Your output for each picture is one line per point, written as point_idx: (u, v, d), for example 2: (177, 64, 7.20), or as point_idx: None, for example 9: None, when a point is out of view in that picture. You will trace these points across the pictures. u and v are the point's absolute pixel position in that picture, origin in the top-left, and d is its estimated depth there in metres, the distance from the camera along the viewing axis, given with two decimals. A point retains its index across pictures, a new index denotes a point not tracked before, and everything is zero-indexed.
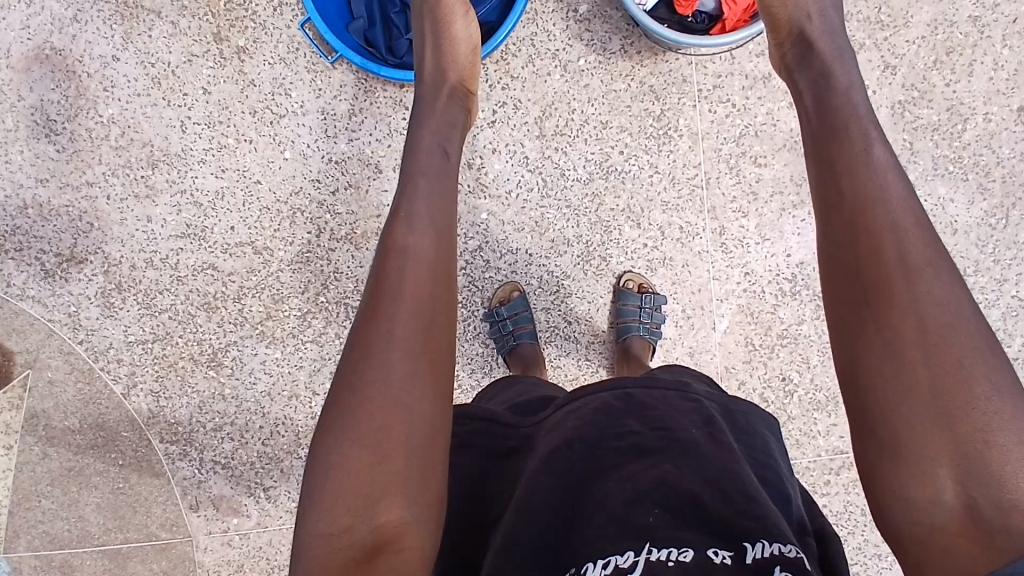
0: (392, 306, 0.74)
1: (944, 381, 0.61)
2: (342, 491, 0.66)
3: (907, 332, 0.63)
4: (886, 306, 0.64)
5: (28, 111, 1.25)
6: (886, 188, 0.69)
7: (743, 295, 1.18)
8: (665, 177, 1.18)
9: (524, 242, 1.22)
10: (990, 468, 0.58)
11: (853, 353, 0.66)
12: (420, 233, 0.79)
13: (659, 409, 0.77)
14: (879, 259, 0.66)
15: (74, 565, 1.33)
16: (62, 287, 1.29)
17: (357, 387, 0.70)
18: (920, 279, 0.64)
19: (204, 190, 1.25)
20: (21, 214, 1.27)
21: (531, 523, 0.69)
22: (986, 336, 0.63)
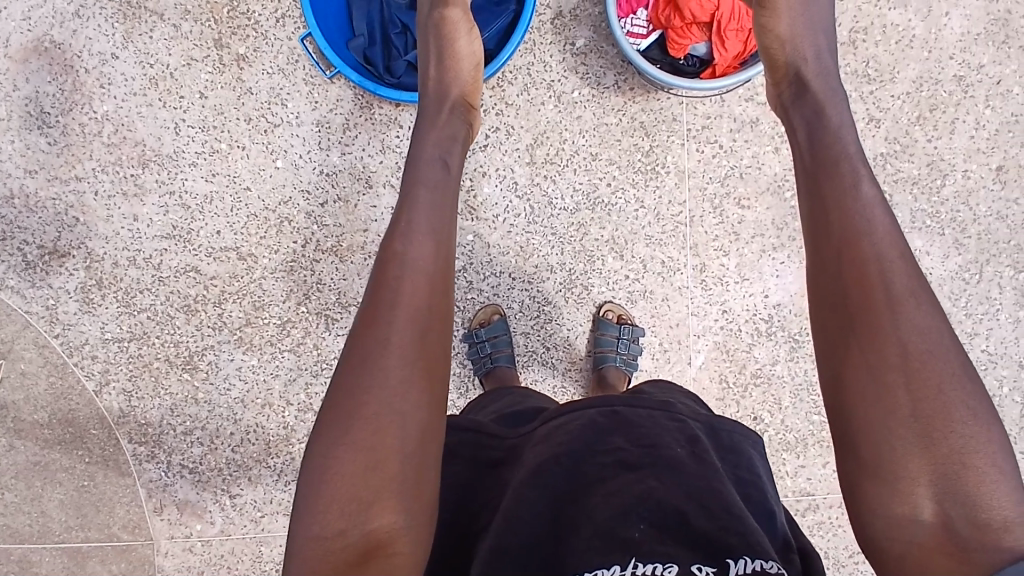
0: (391, 310, 0.73)
1: (924, 408, 0.62)
2: (333, 495, 0.66)
3: (889, 359, 0.64)
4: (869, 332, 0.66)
5: (22, 102, 1.25)
6: (874, 221, 0.70)
7: (721, 332, 1.20)
8: (650, 213, 1.20)
9: (508, 266, 1.23)
10: (968, 489, 0.59)
11: (840, 378, 0.67)
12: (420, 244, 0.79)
13: (646, 427, 0.77)
14: (865, 285, 0.68)
15: (33, 562, 1.31)
16: (43, 279, 1.28)
17: (351, 392, 0.69)
18: (902, 311, 0.65)
19: (193, 194, 1.25)
20: (8, 204, 1.27)
21: (519, 538, 0.70)
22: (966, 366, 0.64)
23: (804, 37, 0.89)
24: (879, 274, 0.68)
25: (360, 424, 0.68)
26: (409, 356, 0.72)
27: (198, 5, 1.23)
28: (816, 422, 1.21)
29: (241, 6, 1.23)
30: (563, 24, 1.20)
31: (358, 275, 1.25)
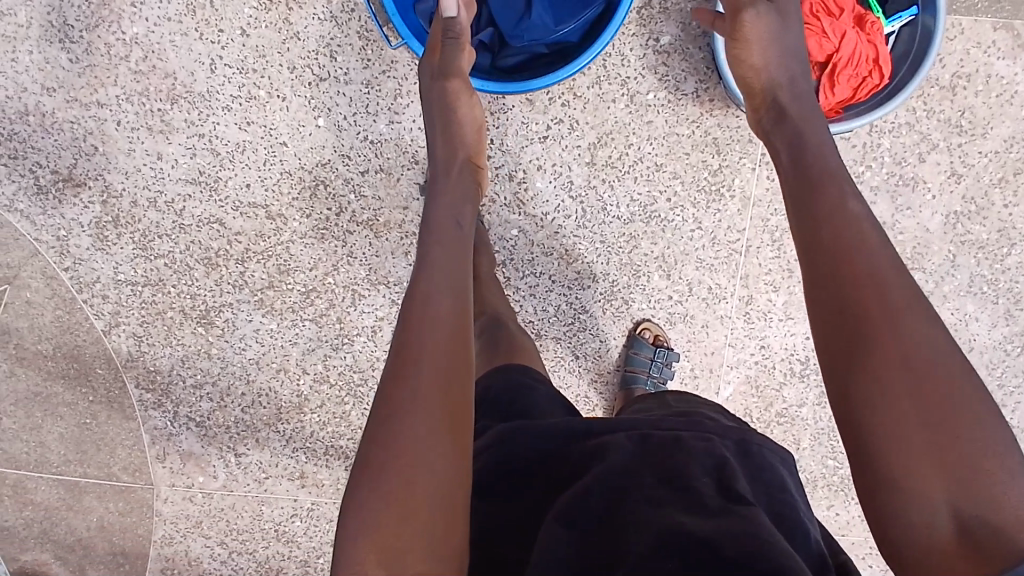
0: (421, 337, 0.70)
1: (942, 415, 0.58)
2: (367, 548, 0.60)
3: (890, 368, 0.60)
4: (870, 339, 0.62)
5: (44, 10, 1.13)
6: (862, 230, 0.68)
7: (755, 367, 1.19)
8: (706, 236, 1.15)
9: (549, 268, 1.18)
10: (989, 490, 0.55)
11: (848, 388, 0.61)
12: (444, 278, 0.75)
13: (679, 455, 0.67)
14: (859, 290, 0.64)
15: (27, 489, 1.30)
16: (55, 208, 1.20)
17: (386, 444, 0.63)
18: (905, 316, 0.62)
19: (224, 140, 1.16)
20: (21, 120, 1.17)
21: (551, 549, 0.61)
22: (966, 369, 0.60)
23: (780, 63, 0.86)
24: (873, 283, 0.64)
25: (390, 461, 0.63)
26: (441, 383, 0.67)
27: None
28: (829, 466, 1.21)
29: None
30: (649, 15, 1.09)
31: (391, 254, 1.19)
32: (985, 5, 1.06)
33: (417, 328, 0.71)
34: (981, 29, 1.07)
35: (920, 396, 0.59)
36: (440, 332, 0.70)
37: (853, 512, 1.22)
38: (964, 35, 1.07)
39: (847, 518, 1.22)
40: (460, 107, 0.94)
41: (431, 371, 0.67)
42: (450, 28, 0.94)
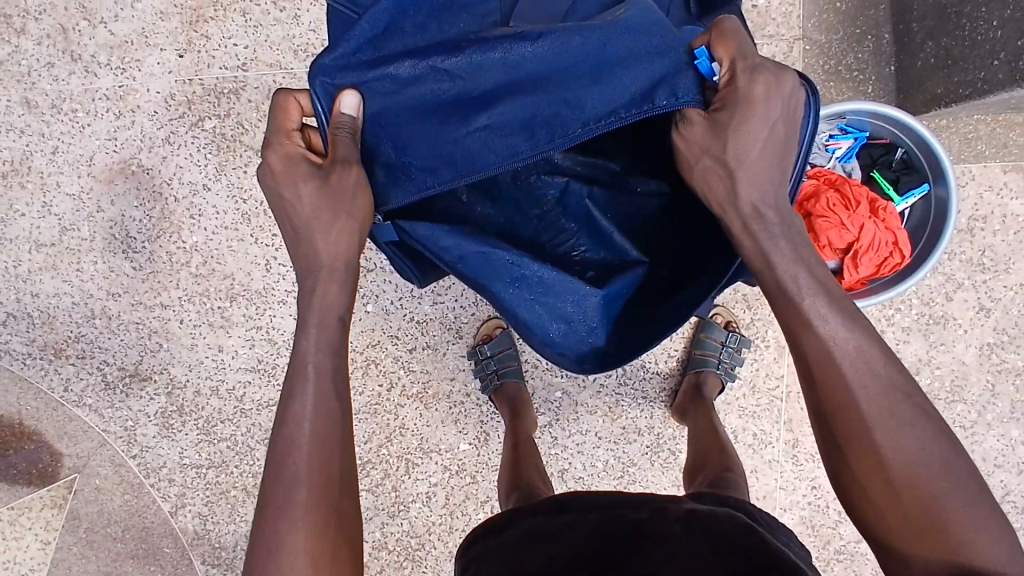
0: (286, 503, 0.63)
1: (900, 494, 0.59)
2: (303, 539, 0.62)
3: (874, 476, 0.60)
4: (857, 452, 0.61)
5: (106, 223, 1.23)
6: (835, 341, 0.63)
7: (807, 508, 1.19)
8: (746, 385, 1.18)
9: (595, 426, 1.21)
10: (869, 462, 0.60)
11: (833, 413, 0.62)
12: (317, 403, 0.67)
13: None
14: (844, 407, 0.61)
15: None
16: (122, 401, 1.27)
17: (282, 478, 0.64)
18: (877, 420, 0.60)
19: (282, 330, 1.23)
20: (88, 323, 1.25)
21: None
22: (935, 433, 0.60)
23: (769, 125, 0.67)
24: (850, 399, 0.61)
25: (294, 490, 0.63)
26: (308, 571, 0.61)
27: None
28: None
29: None
30: None
31: (442, 423, 1.24)
32: (991, 152, 1.12)
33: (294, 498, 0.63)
34: (990, 173, 1.13)
35: (840, 414, 0.62)
36: (306, 513, 0.63)
37: None
38: (974, 180, 1.13)
39: None
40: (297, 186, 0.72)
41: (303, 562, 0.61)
42: (294, 161, 0.73)
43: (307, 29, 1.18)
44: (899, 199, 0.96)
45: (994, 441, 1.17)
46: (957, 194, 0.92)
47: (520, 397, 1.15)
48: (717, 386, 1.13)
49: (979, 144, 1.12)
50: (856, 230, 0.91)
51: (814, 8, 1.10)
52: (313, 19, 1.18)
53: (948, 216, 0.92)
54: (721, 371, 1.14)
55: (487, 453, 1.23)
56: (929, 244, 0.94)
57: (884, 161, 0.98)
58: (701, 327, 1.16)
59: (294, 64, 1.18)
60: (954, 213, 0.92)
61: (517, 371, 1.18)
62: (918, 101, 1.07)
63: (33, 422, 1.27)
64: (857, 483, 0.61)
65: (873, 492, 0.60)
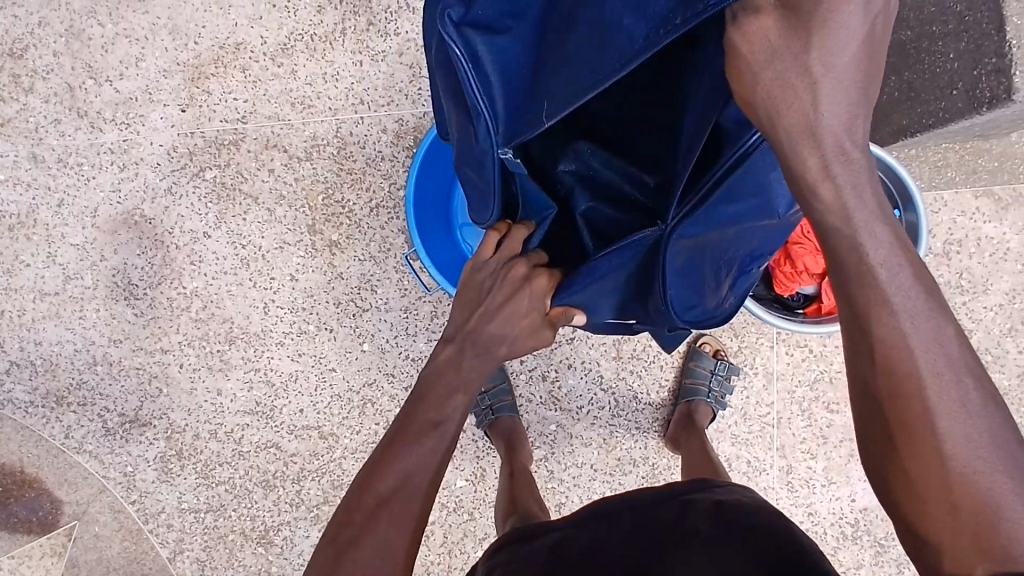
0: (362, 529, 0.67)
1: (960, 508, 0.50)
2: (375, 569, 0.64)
3: (929, 474, 0.52)
4: (913, 442, 0.52)
5: (109, 272, 1.27)
6: (909, 323, 0.53)
7: (805, 535, 1.19)
8: (737, 412, 1.19)
9: (590, 458, 1.22)
10: (935, 464, 0.51)
11: (899, 404, 0.53)
12: (427, 445, 0.72)
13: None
14: (900, 394, 0.53)
15: None
16: (122, 447, 1.28)
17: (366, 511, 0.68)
18: (939, 408, 0.52)
19: (280, 371, 1.26)
20: (90, 370, 1.28)
21: None
22: (1006, 441, 0.51)
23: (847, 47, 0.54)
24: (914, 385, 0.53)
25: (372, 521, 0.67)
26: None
27: (294, 191, 1.24)
28: None
29: (337, 194, 1.24)
30: None
31: None
32: (960, 178, 1.17)
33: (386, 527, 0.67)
34: (961, 199, 1.17)
35: (907, 408, 0.53)
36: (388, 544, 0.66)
37: None
38: (947, 206, 1.17)
39: None
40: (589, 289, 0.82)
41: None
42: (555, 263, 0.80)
43: (303, 82, 1.24)
44: None
45: None
46: (926, 217, 0.96)
47: (517, 429, 1.17)
48: (710, 414, 1.15)
49: (949, 171, 1.17)
50: None
51: None
52: (309, 73, 1.24)
53: (920, 237, 0.95)
54: (713, 399, 1.15)
55: (484, 489, 1.24)
56: None
57: None
58: (690, 356, 1.19)
59: (291, 115, 1.24)
60: (925, 234, 0.95)
61: (511, 405, 1.20)
62: (885, 133, 1.11)
63: (34, 469, 1.28)
64: (917, 483, 0.53)
65: (930, 499, 0.52)
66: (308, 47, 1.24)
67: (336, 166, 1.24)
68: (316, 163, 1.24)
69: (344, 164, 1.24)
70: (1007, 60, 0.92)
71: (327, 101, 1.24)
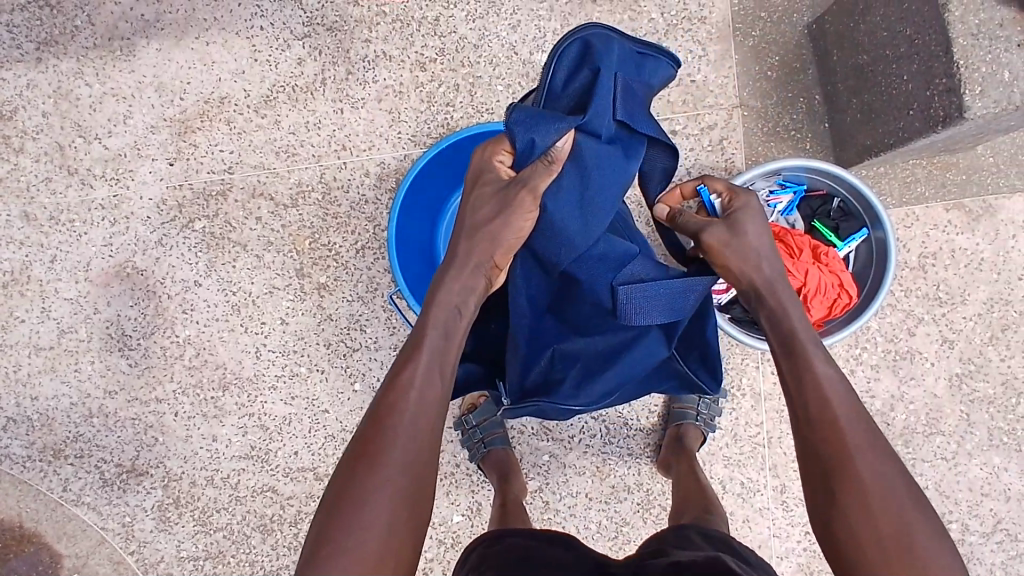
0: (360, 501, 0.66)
1: (885, 539, 0.64)
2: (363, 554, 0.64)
3: (856, 497, 0.66)
4: (843, 473, 0.68)
5: (103, 324, 1.29)
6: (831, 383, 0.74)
7: (803, 553, 1.19)
8: (727, 434, 1.20)
9: (585, 486, 1.23)
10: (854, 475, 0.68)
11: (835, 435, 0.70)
12: (416, 413, 0.72)
13: None
14: (836, 431, 0.71)
15: None
16: (119, 497, 1.29)
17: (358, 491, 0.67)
18: (864, 455, 0.69)
19: (273, 414, 1.27)
20: (86, 422, 1.29)
21: None
22: (916, 492, 0.67)
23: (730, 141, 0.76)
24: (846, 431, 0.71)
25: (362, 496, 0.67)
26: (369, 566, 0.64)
27: (281, 237, 1.27)
28: None
29: (323, 238, 1.27)
30: None
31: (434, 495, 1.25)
32: (930, 193, 1.19)
33: (375, 483, 0.67)
34: (932, 213, 1.19)
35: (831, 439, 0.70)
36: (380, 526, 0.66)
37: None
38: (919, 220, 1.19)
39: None
40: (515, 215, 0.79)
41: (358, 561, 0.64)
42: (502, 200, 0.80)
43: (286, 131, 1.28)
44: (841, 245, 1.03)
45: (978, 471, 1.18)
46: (893, 234, 0.98)
47: (509, 461, 1.18)
48: (699, 438, 1.16)
49: (919, 187, 1.19)
50: (800, 277, 0.97)
51: (747, 78, 1.20)
52: (292, 122, 1.28)
53: (890, 258, 0.98)
54: (701, 422, 1.16)
55: (481, 523, 1.24)
56: (874, 287, 0.99)
57: (823, 210, 1.05)
58: None
59: (275, 163, 1.28)
60: (895, 255, 0.98)
61: (504, 437, 1.21)
62: (852, 153, 1.15)
63: (34, 524, 1.29)
64: (843, 511, 0.67)
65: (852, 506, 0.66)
66: (290, 98, 1.28)
67: (321, 210, 1.27)
68: (302, 208, 1.27)
69: (330, 208, 1.27)
70: (956, 80, 0.92)
71: (310, 148, 1.27)
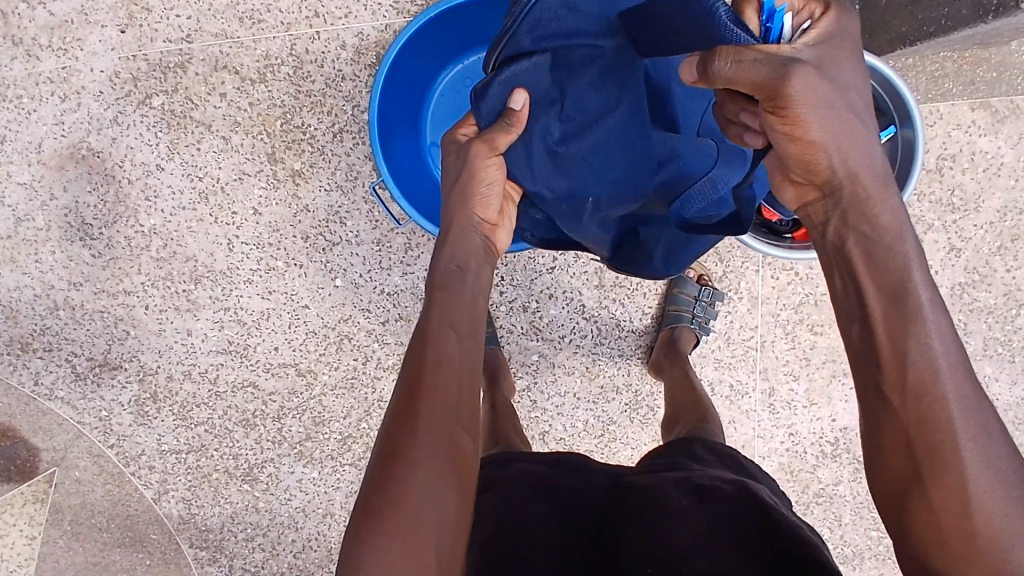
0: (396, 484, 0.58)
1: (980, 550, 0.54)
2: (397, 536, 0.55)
3: (944, 497, 0.55)
4: (936, 467, 0.56)
5: (61, 212, 1.20)
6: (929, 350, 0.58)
7: (785, 454, 1.20)
8: (721, 337, 1.18)
9: (574, 386, 1.21)
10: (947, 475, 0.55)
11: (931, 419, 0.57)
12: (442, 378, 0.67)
13: None
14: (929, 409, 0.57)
15: None
16: (94, 391, 1.25)
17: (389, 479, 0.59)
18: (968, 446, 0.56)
19: (250, 310, 1.21)
20: (52, 315, 1.22)
21: None
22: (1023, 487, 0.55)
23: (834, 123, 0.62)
24: (946, 414, 0.56)
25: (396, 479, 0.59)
26: (413, 562, 0.54)
27: (249, 117, 1.16)
28: (874, 536, 1.21)
29: (296, 119, 1.15)
30: None
31: None
32: (959, 90, 1.11)
33: (409, 475, 0.58)
34: (958, 111, 1.11)
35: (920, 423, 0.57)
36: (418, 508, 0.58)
37: None
38: (943, 119, 1.11)
39: None
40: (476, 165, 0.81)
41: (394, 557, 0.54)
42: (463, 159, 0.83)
43: None
44: None
45: None
46: (923, 134, 0.92)
47: (499, 362, 1.15)
48: (693, 341, 1.14)
49: (947, 82, 1.11)
50: None
51: None
52: None
53: (915, 160, 0.91)
54: (696, 325, 1.13)
55: None
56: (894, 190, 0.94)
57: None
58: (674, 282, 1.15)
59: (239, 32, 1.14)
60: (921, 156, 0.91)
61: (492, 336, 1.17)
62: (882, 40, 1.05)
63: (6, 418, 1.25)
64: (917, 506, 0.57)
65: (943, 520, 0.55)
66: None
67: (292, 87, 1.15)
68: (271, 84, 1.15)
69: (303, 86, 1.15)
70: None
71: (278, 15, 1.13)
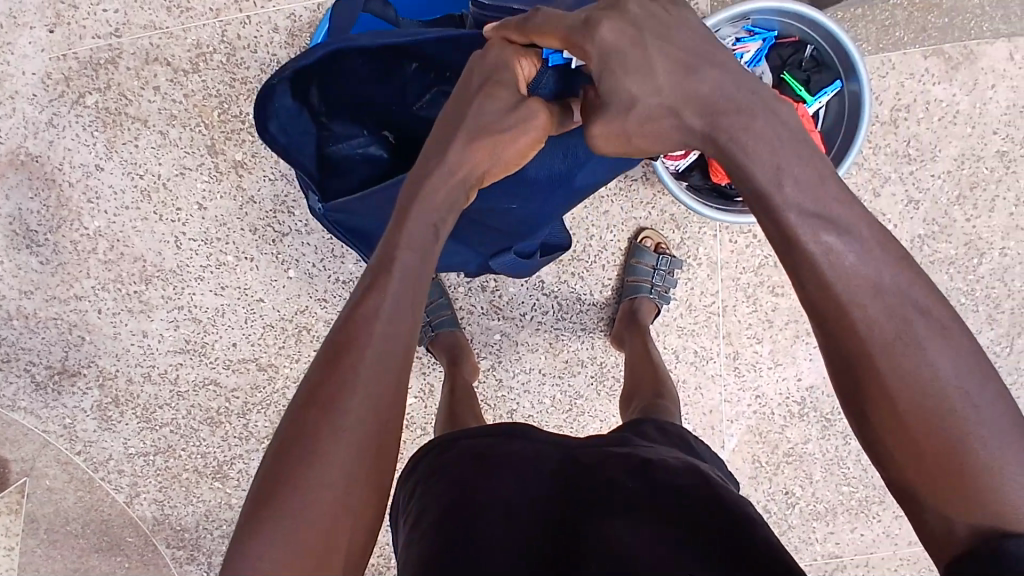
0: (309, 471, 0.52)
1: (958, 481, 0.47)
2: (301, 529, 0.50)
3: (910, 439, 0.48)
4: (888, 408, 0.48)
5: (4, 220, 1.17)
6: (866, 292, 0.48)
7: (753, 416, 1.20)
8: (682, 304, 1.17)
9: (538, 362, 1.20)
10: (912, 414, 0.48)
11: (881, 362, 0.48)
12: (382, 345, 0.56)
13: None
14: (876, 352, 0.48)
15: None
16: (56, 399, 1.23)
17: (300, 464, 0.52)
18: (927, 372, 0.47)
19: (204, 307, 1.19)
20: (6, 325, 1.20)
21: None
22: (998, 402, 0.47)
23: None
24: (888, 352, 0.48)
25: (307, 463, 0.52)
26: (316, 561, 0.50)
27: (186, 110, 1.13)
28: (845, 492, 1.22)
29: (234, 109, 1.12)
30: None
31: None
32: (909, 38, 1.09)
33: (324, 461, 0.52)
34: (910, 59, 1.09)
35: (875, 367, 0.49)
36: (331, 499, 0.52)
37: (878, 529, 1.23)
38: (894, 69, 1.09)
39: (873, 537, 1.23)
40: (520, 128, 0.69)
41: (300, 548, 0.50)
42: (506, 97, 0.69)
43: None
44: (812, 99, 0.94)
45: None
46: (868, 88, 0.90)
47: (459, 346, 1.13)
48: (653, 312, 1.12)
49: (897, 31, 1.08)
50: None
51: None
52: None
53: (863, 117, 0.90)
54: (655, 295, 1.12)
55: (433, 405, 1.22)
56: (842, 148, 0.93)
57: (795, 59, 0.95)
58: (631, 252, 1.14)
59: (168, 22, 1.10)
60: (868, 113, 0.90)
61: (452, 319, 1.16)
62: None
63: None
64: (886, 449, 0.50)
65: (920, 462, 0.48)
66: None
67: (228, 76, 1.12)
68: (206, 74, 1.12)
69: (239, 73, 1.12)
70: None
71: (207, 2, 1.10)
